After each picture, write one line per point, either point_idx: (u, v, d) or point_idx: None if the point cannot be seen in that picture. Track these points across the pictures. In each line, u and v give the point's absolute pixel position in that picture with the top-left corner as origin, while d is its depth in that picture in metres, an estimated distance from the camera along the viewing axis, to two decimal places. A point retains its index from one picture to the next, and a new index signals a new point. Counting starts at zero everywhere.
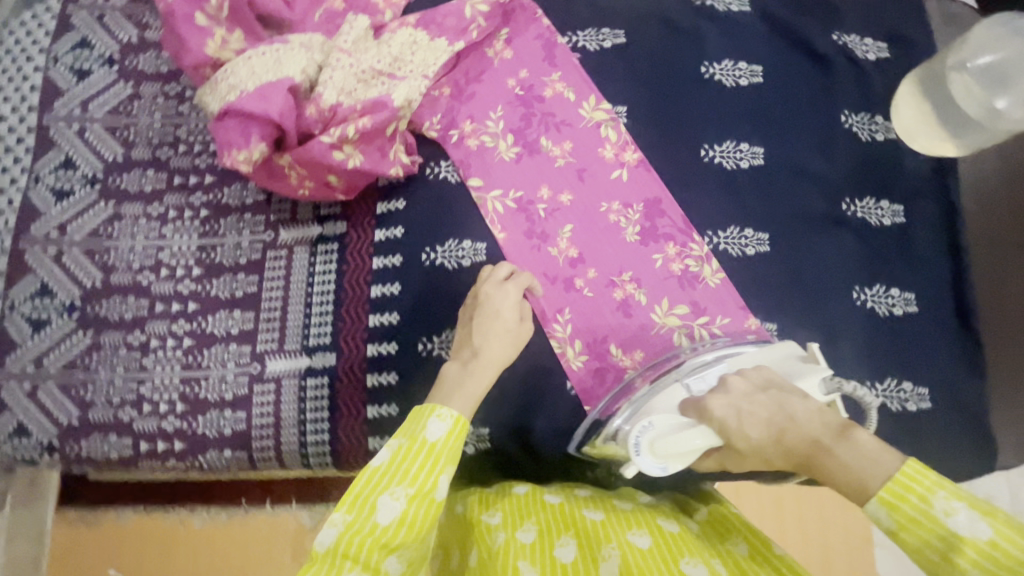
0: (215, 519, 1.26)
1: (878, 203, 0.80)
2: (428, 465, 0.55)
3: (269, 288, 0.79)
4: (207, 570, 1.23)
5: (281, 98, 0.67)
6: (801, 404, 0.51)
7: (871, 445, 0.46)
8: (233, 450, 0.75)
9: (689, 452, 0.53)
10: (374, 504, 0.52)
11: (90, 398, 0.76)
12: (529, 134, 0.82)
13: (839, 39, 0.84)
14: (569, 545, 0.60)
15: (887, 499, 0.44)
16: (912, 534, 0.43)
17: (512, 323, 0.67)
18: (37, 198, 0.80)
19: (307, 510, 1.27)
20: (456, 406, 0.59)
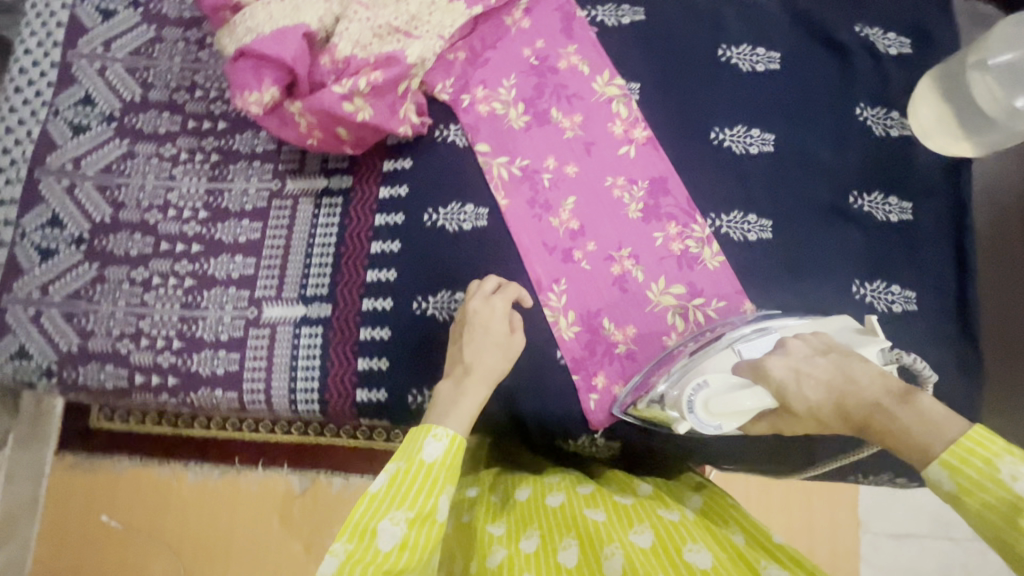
0: (207, 475, 1.29)
1: (886, 199, 0.79)
2: (428, 486, 0.55)
3: (272, 235, 0.80)
4: (196, 522, 1.27)
5: (296, 42, 0.69)
6: (859, 369, 0.55)
7: (930, 407, 0.49)
8: (223, 391, 0.77)
9: (743, 412, 0.58)
10: (374, 530, 0.52)
11: (91, 327, 0.77)
12: (540, 104, 0.82)
13: (861, 31, 0.83)
14: (572, 548, 0.60)
15: (951, 464, 0.45)
16: (975, 498, 0.44)
17: (502, 336, 0.69)
18: (55, 131, 0.82)
19: (298, 475, 1.29)
20: (450, 425, 0.60)
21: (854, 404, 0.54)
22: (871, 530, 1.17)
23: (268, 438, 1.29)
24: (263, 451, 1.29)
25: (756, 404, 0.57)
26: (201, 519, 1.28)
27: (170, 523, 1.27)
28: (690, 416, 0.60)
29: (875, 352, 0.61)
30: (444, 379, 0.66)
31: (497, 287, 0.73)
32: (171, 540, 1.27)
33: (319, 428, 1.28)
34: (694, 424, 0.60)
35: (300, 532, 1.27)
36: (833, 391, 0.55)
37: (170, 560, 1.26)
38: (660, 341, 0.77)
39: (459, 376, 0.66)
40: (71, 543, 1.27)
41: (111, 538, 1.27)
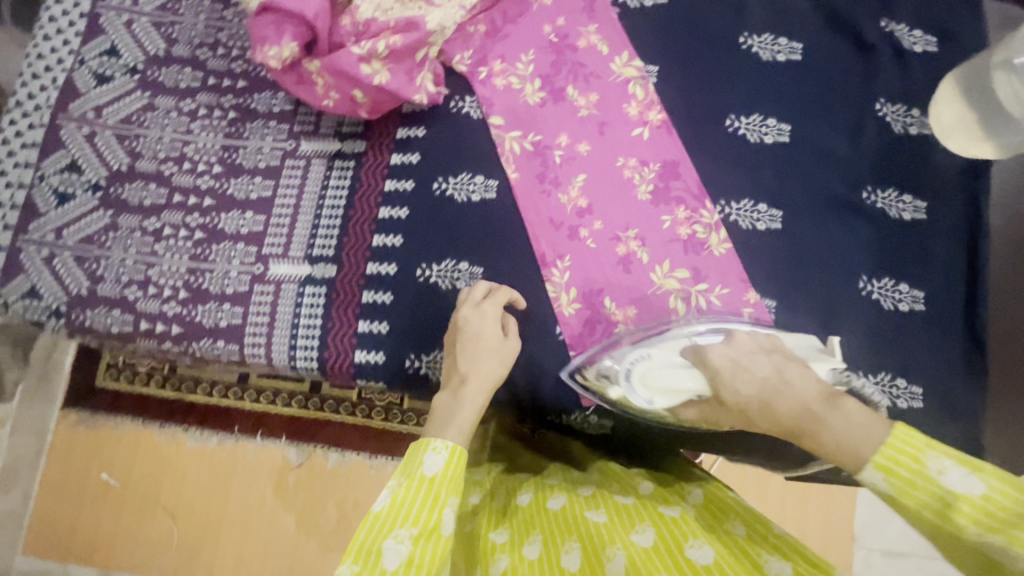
0: (206, 441, 1.30)
1: (900, 196, 0.78)
2: (431, 500, 0.55)
3: (283, 194, 0.81)
4: (194, 486, 1.29)
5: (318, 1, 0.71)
6: (798, 374, 0.55)
7: (857, 412, 0.50)
8: (225, 343, 0.78)
9: (675, 391, 0.61)
10: (379, 549, 0.51)
11: (101, 272, 0.79)
12: (557, 82, 0.82)
13: (887, 26, 0.82)
14: (574, 551, 0.61)
15: (882, 464, 0.46)
16: (911, 498, 0.44)
17: (495, 342, 0.69)
18: (79, 79, 0.84)
19: (295, 446, 1.29)
20: (450, 437, 0.60)
21: (784, 405, 0.54)
22: (865, 546, 1.15)
23: (268, 410, 1.29)
24: (262, 422, 1.29)
25: (687, 385, 0.60)
26: (197, 485, 1.29)
27: (167, 486, 1.29)
28: (625, 385, 0.63)
29: (820, 370, 0.62)
30: (442, 392, 0.65)
31: (492, 293, 0.72)
32: (168, 503, 1.29)
33: (319, 403, 1.29)
34: (628, 394, 0.63)
35: (294, 503, 1.28)
36: (766, 390, 0.56)
37: (166, 522, 1.28)
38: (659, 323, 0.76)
39: (454, 386, 0.65)
40: (71, 499, 1.30)
41: (109, 496, 1.30)
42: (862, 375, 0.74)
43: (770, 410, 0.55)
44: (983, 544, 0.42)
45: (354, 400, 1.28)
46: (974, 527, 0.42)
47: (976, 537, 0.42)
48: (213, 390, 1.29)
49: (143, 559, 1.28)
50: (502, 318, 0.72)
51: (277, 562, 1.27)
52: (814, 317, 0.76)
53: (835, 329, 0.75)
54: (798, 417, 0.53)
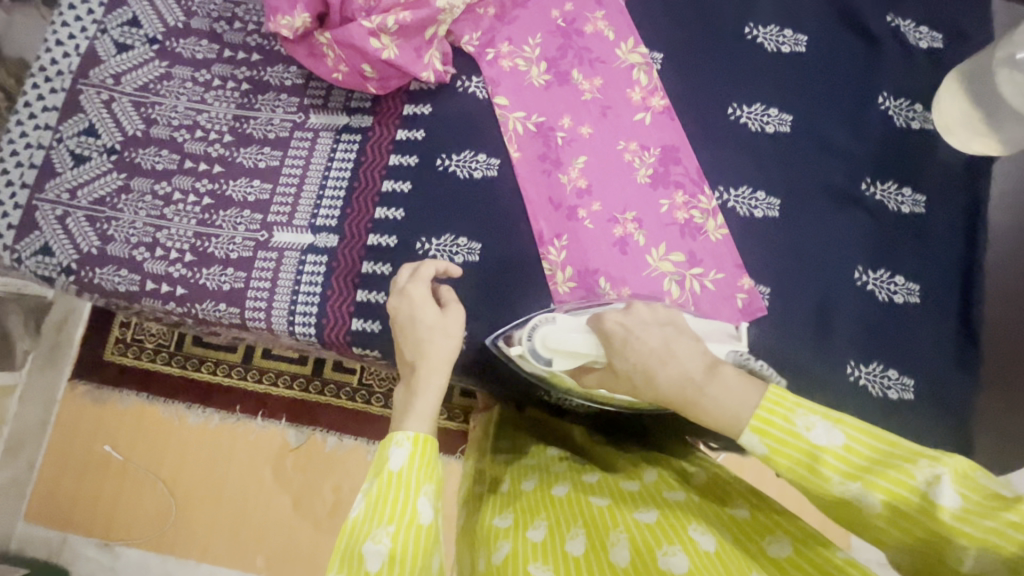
0: (208, 419, 1.32)
1: (899, 189, 0.78)
2: (404, 494, 0.49)
3: (290, 165, 0.83)
4: (195, 463, 1.31)
5: None
6: (685, 346, 0.55)
7: (735, 380, 0.49)
8: (227, 306, 0.80)
9: (571, 355, 0.64)
10: (361, 553, 0.46)
11: (112, 233, 0.81)
12: (562, 65, 0.84)
13: (893, 21, 0.82)
14: (578, 536, 0.60)
15: (758, 427, 0.44)
16: (783, 457, 0.43)
17: (433, 318, 0.66)
18: (100, 47, 0.87)
19: (295, 429, 1.31)
20: (411, 427, 0.54)
21: (666, 375, 0.53)
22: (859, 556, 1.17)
23: (270, 391, 1.31)
24: (264, 403, 1.31)
25: (583, 351, 0.63)
26: (197, 462, 1.31)
27: (168, 461, 1.32)
28: (528, 344, 0.68)
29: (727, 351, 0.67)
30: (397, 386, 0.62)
31: (423, 270, 0.71)
32: (168, 478, 1.31)
33: (320, 386, 1.30)
34: (530, 352, 0.67)
35: (291, 484, 1.30)
36: (651, 360, 0.55)
37: (166, 497, 1.31)
38: None
39: (408, 378, 0.62)
40: (75, 469, 1.33)
41: (112, 468, 1.32)
42: (854, 365, 0.74)
43: (654, 378, 0.54)
44: (850, 497, 0.42)
45: (355, 384, 1.30)
46: (845, 481, 0.42)
47: (844, 490, 0.42)
48: (217, 368, 1.31)
49: (142, 533, 1.30)
50: (448, 302, 0.70)
51: (272, 541, 1.29)
52: (807, 305, 0.76)
53: (828, 318, 0.76)
54: (676, 385, 0.52)
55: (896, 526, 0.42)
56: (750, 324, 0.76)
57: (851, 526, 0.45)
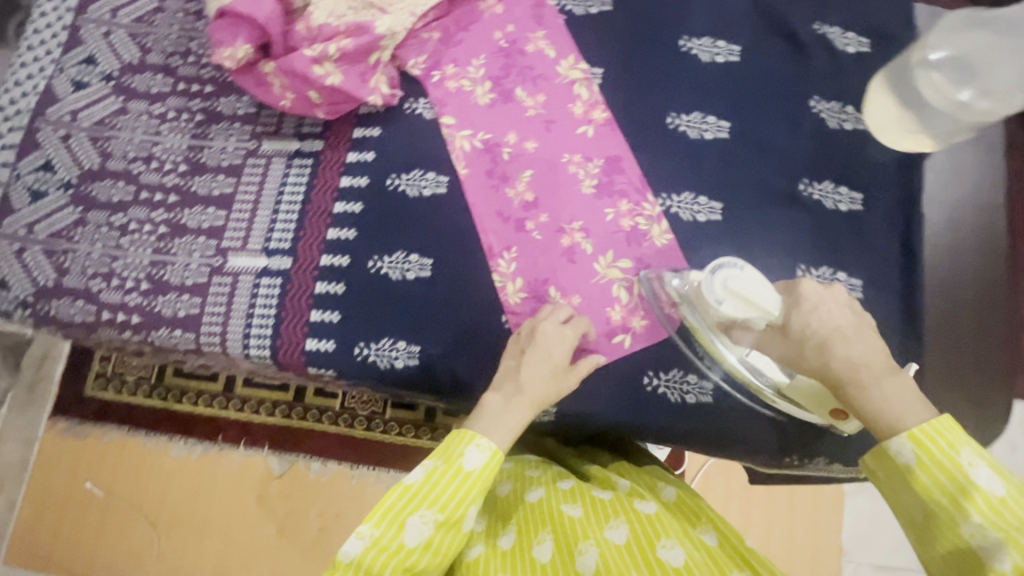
0: (191, 451, 1.31)
1: (836, 188, 0.80)
2: (460, 491, 0.59)
3: (244, 191, 0.85)
4: (178, 496, 1.30)
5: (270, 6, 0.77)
6: (872, 339, 0.56)
7: (906, 393, 0.53)
8: (182, 331, 0.80)
9: (742, 303, 0.62)
10: (403, 523, 0.57)
11: (68, 265, 0.83)
12: (506, 84, 0.86)
13: (820, 28, 0.86)
14: (546, 543, 0.62)
15: (917, 439, 0.50)
16: (928, 473, 0.49)
17: (561, 365, 0.70)
18: (57, 85, 0.89)
19: (278, 456, 1.30)
20: (495, 439, 0.63)
21: (844, 352, 0.55)
22: (854, 559, 1.17)
23: (252, 419, 1.31)
24: (246, 431, 1.31)
25: (760, 302, 0.61)
26: (180, 494, 1.30)
27: (149, 495, 1.30)
28: (706, 276, 0.65)
29: None
30: (496, 391, 0.67)
31: (554, 313, 0.74)
32: (150, 511, 1.30)
33: (302, 412, 1.30)
34: (702, 281, 0.65)
35: (274, 512, 1.29)
36: (835, 335, 0.57)
37: (147, 531, 1.29)
38: (604, 312, 0.78)
39: (509, 393, 0.67)
40: (53, 508, 1.30)
41: (93, 505, 1.30)
42: None
43: (823, 359, 0.57)
44: (976, 544, 0.47)
45: (337, 409, 1.30)
46: (981, 527, 0.47)
47: (972, 535, 0.47)
48: (199, 399, 1.31)
49: (123, 569, 1.28)
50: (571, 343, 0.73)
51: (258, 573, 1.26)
52: None
53: None
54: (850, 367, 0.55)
55: None
56: None
57: None
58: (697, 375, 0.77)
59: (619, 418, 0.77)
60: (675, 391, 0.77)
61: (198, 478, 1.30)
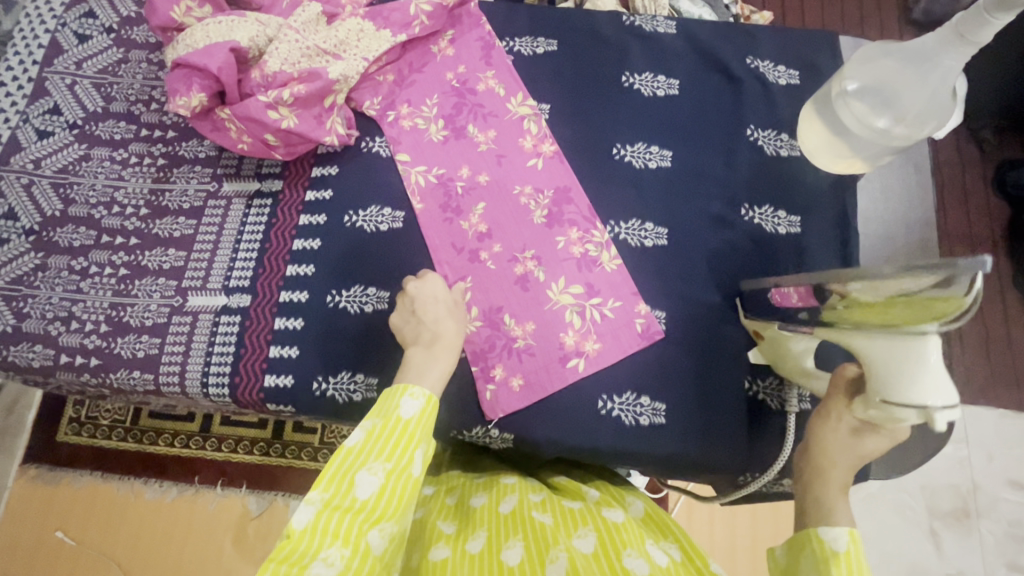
0: (164, 493, 1.29)
1: (775, 212, 0.85)
2: (404, 440, 0.59)
3: (204, 232, 0.87)
4: (149, 542, 1.26)
5: (222, 55, 0.81)
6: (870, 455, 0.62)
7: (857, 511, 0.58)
8: (140, 372, 0.81)
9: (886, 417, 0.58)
10: (352, 480, 0.56)
11: (28, 310, 0.84)
12: (458, 121, 0.90)
13: (752, 63, 0.91)
14: (516, 547, 0.61)
15: (854, 537, 0.54)
16: (844, 564, 0.53)
17: (450, 303, 0.76)
18: (22, 135, 0.92)
19: (255, 495, 1.28)
20: (429, 387, 0.64)
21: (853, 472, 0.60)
22: None
23: (228, 459, 1.29)
24: (223, 471, 1.29)
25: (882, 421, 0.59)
26: (153, 539, 1.27)
27: (122, 541, 1.27)
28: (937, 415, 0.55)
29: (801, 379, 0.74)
30: (415, 345, 0.70)
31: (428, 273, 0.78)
32: (120, 558, 1.26)
33: (280, 449, 1.30)
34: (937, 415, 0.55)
35: (252, 554, 1.25)
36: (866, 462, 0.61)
37: None
38: (558, 337, 0.81)
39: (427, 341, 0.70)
40: (20, 560, 1.26)
41: (61, 555, 1.26)
42: (752, 380, 0.79)
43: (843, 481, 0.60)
44: None
45: (316, 444, 1.29)
46: None
47: None
48: (174, 440, 1.30)
49: None
50: (459, 300, 0.78)
51: None
52: (704, 325, 0.81)
53: (714, 339, 0.80)
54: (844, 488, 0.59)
55: None
56: (647, 348, 0.80)
57: None
58: (649, 398, 0.79)
59: (577, 442, 0.78)
60: (629, 414, 0.78)
61: (171, 521, 1.28)
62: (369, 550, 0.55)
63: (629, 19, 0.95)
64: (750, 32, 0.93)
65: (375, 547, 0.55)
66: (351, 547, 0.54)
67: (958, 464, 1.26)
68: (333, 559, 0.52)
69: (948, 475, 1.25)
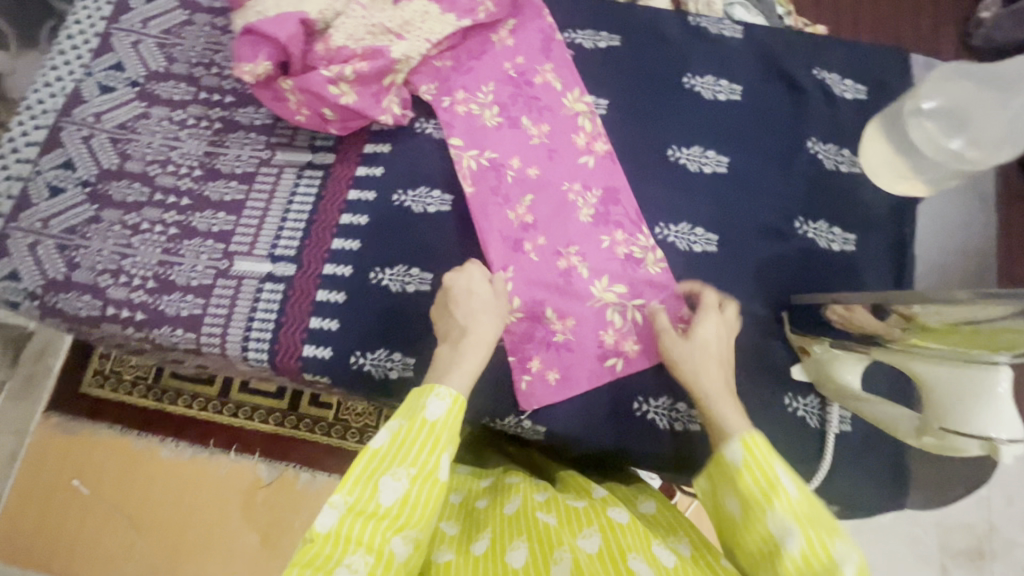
0: (179, 454, 1.31)
1: (830, 228, 0.83)
2: (430, 444, 0.58)
3: (255, 199, 0.88)
4: (161, 500, 1.29)
5: (292, 27, 0.81)
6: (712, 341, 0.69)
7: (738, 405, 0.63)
8: (183, 331, 0.82)
9: (943, 442, 0.58)
10: (376, 484, 0.56)
11: (79, 260, 0.85)
12: (513, 111, 0.89)
13: (818, 74, 0.89)
14: (520, 548, 0.58)
15: (747, 443, 0.57)
16: (749, 476, 0.56)
17: (488, 297, 0.73)
18: (85, 89, 0.93)
19: (267, 464, 1.30)
20: (455, 386, 0.62)
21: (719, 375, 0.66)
22: None
23: (245, 425, 1.31)
24: (238, 437, 1.31)
25: (936, 446, 0.60)
26: (164, 498, 1.29)
27: (135, 496, 1.29)
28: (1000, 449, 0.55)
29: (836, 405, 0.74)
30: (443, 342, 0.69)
31: (472, 267, 0.76)
32: (132, 512, 1.29)
33: (295, 421, 1.30)
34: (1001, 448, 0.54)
35: (259, 523, 1.28)
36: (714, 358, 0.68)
37: (128, 533, 1.27)
38: (597, 335, 0.80)
39: (454, 338, 0.69)
40: (37, 504, 1.29)
41: (78, 503, 1.29)
42: (792, 397, 0.77)
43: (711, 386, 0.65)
44: (777, 533, 0.53)
45: (331, 419, 1.30)
46: (781, 517, 0.53)
47: (775, 524, 0.53)
48: (194, 401, 1.31)
49: (102, 572, 1.26)
50: (499, 290, 0.76)
51: None
52: (748, 337, 0.80)
53: (756, 352, 0.79)
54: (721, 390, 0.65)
55: None
56: None
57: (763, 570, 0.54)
58: (685, 404, 0.78)
59: (607, 441, 0.78)
60: (663, 418, 0.78)
61: (183, 483, 1.30)
62: (394, 557, 0.54)
63: (695, 20, 0.93)
64: (819, 42, 0.91)
65: (399, 554, 0.55)
66: (374, 555, 0.54)
67: (975, 505, 1.23)
68: (357, 566, 0.53)
69: (964, 515, 1.22)
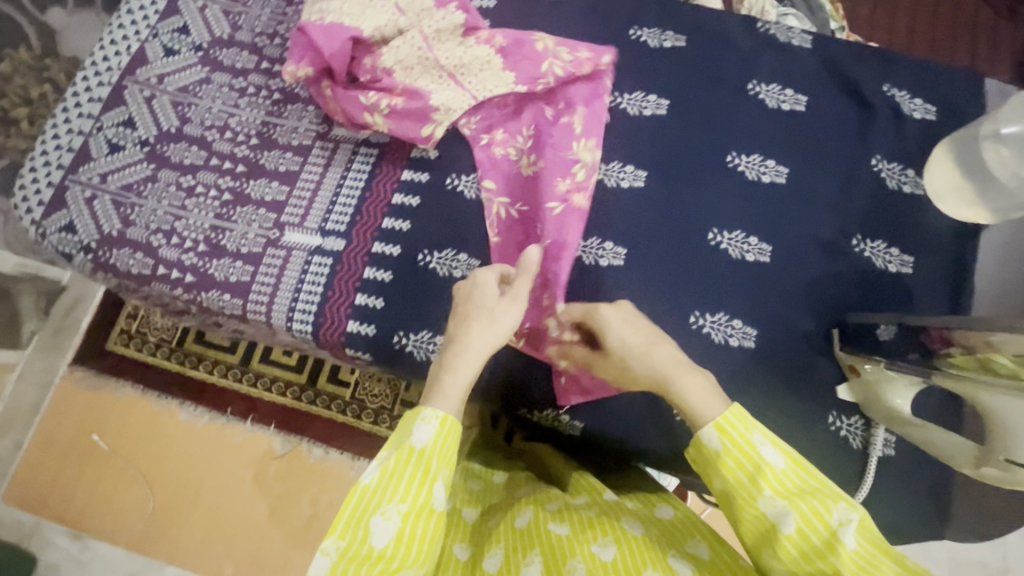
0: (198, 418, 1.32)
1: (888, 248, 0.81)
2: (417, 476, 0.56)
3: (308, 171, 0.88)
4: (177, 461, 1.31)
5: (339, 44, 0.83)
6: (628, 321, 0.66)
7: (702, 381, 0.59)
8: (230, 296, 0.83)
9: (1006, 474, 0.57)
10: (368, 526, 0.54)
11: (133, 218, 0.86)
12: (549, 151, 0.85)
13: (888, 91, 0.87)
14: (535, 564, 0.57)
15: (722, 426, 0.55)
16: (731, 457, 0.55)
17: (493, 301, 0.66)
18: (149, 49, 0.94)
19: (281, 437, 1.31)
20: (442, 406, 0.58)
21: (661, 352, 0.62)
22: None
23: (262, 396, 1.32)
24: (255, 407, 1.32)
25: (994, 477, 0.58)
26: (180, 460, 1.31)
27: (152, 455, 1.31)
28: None
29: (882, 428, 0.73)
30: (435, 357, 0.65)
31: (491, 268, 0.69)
32: (147, 472, 1.31)
33: (313, 397, 1.31)
34: None
35: (271, 494, 1.29)
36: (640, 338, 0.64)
37: (143, 491, 1.30)
38: None
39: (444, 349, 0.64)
40: (57, 456, 1.32)
41: (97, 458, 1.32)
42: (836, 416, 0.76)
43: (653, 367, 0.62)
44: (772, 514, 0.53)
45: (347, 398, 1.30)
46: (773, 498, 0.53)
47: (767, 505, 0.53)
48: (215, 368, 1.32)
49: (115, 528, 1.29)
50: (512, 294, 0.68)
51: (241, 549, 1.27)
52: (796, 350, 0.78)
53: (802, 367, 0.78)
54: (669, 366, 0.61)
55: (807, 555, 0.51)
56: (735, 361, 0.78)
57: (761, 547, 0.54)
58: None
59: (643, 442, 0.78)
60: None
61: (199, 447, 1.31)
62: None
63: (764, 27, 0.92)
64: (890, 58, 0.89)
65: None
66: None
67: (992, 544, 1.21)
68: None
69: (981, 553, 1.20)
